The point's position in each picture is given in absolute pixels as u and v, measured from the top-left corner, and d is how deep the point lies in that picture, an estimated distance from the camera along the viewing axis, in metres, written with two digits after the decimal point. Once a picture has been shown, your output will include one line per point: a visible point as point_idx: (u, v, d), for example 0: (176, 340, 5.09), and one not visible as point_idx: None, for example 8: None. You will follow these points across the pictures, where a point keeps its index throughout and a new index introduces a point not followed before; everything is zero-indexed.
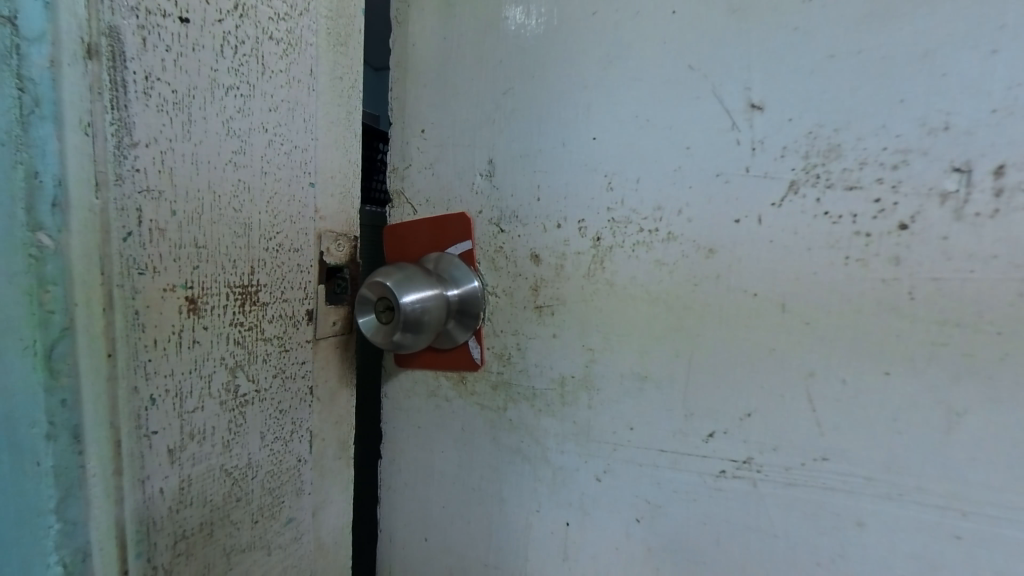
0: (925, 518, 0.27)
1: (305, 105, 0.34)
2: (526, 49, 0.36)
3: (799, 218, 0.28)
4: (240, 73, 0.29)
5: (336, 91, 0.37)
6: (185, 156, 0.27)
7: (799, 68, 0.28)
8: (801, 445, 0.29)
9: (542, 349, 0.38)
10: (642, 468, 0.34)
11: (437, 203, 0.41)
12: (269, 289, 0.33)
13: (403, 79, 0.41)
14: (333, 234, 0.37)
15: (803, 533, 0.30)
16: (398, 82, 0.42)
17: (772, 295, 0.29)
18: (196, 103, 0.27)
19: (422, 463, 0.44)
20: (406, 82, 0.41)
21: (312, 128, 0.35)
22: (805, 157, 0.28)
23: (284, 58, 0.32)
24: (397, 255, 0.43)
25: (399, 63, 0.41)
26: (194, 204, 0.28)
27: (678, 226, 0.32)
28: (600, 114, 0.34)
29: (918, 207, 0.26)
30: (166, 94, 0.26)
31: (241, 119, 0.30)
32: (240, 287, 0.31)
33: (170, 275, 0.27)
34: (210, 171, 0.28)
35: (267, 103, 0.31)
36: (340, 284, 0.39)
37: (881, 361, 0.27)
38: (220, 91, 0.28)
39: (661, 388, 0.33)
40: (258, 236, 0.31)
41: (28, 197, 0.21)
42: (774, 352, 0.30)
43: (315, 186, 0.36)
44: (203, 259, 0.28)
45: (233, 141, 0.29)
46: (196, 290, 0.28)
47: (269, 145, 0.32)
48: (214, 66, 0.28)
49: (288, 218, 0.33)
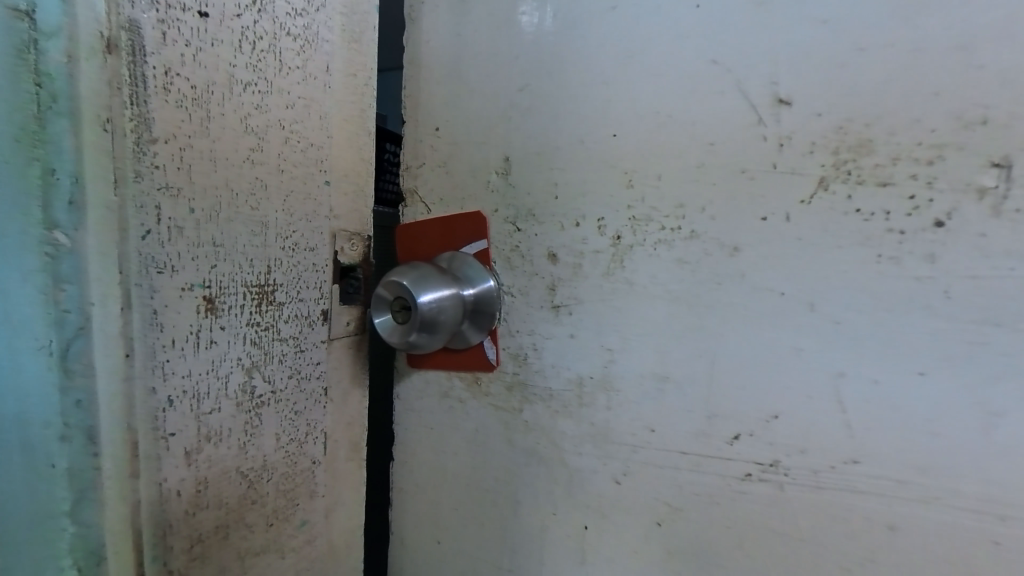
0: (959, 522, 0.26)
1: (321, 102, 0.34)
2: (543, 45, 0.36)
3: (827, 215, 0.28)
4: (257, 69, 0.29)
5: (351, 88, 0.36)
6: (203, 153, 0.27)
7: (828, 61, 0.27)
8: (831, 447, 0.29)
9: (558, 349, 0.37)
10: (664, 471, 0.34)
11: (451, 202, 0.41)
12: (285, 289, 0.32)
13: (416, 76, 0.41)
14: (347, 233, 0.37)
15: (830, 537, 0.29)
16: (411, 80, 0.41)
17: (799, 294, 0.29)
18: (215, 99, 0.27)
19: (434, 464, 0.44)
20: (420, 79, 0.41)
21: (327, 125, 0.34)
22: (834, 153, 0.27)
23: (300, 54, 0.32)
24: (407, 255, 0.42)
25: (412, 61, 0.41)
26: (212, 202, 0.27)
27: (700, 224, 0.31)
28: (620, 110, 0.33)
29: (954, 203, 0.25)
30: (185, 90, 0.25)
31: (257, 116, 0.29)
32: (256, 286, 0.30)
33: (186, 273, 0.26)
34: (228, 169, 0.28)
35: (283, 100, 0.31)
36: (352, 284, 0.38)
37: (914, 362, 0.26)
38: (237, 87, 0.28)
39: (683, 389, 0.32)
40: (274, 234, 0.31)
41: (44, 195, 0.21)
42: (801, 353, 0.29)
43: (330, 184, 0.35)
44: (220, 258, 0.28)
45: (250, 138, 0.29)
46: (213, 290, 0.28)
47: (286, 143, 0.31)
48: (233, 62, 0.28)
49: (303, 217, 0.33)
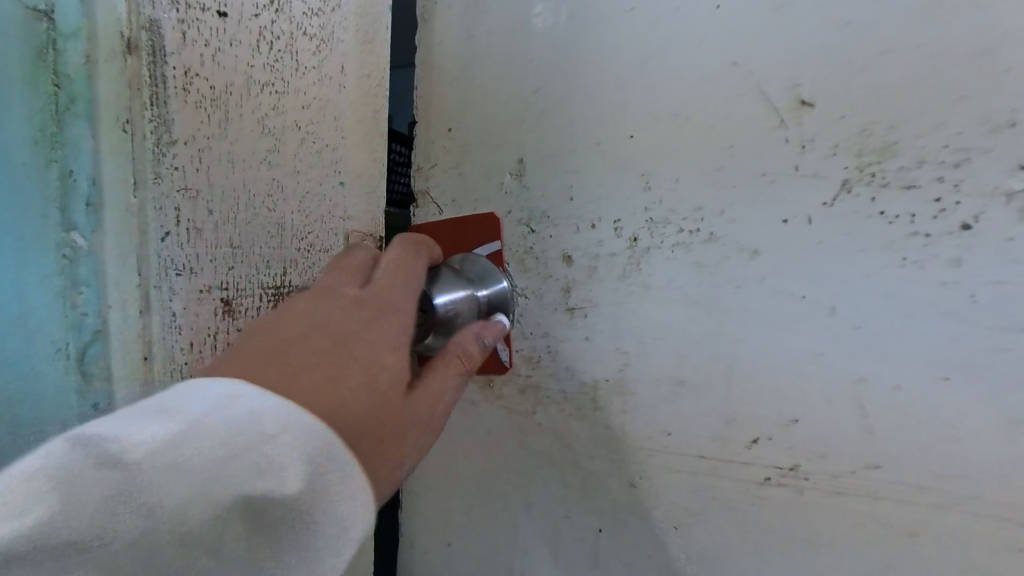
0: (984, 528, 0.26)
1: (337, 102, 0.32)
2: (559, 46, 0.35)
3: (850, 219, 0.28)
4: (275, 69, 0.28)
5: (366, 87, 0.34)
6: (222, 155, 0.26)
7: (852, 63, 0.27)
8: (852, 453, 0.28)
9: (573, 352, 0.37)
10: (680, 474, 0.33)
11: (464, 203, 0.40)
12: (299, 293, 0.31)
13: (429, 77, 0.41)
14: (361, 235, 0.35)
15: (850, 543, 0.29)
16: (424, 81, 0.41)
17: (820, 298, 0.29)
18: (233, 100, 0.26)
19: (445, 467, 0.43)
20: (433, 80, 0.40)
21: (343, 126, 0.33)
22: (857, 156, 0.27)
23: (316, 54, 0.31)
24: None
25: (425, 61, 0.41)
26: (230, 204, 0.26)
27: (719, 227, 0.31)
28: (637, 112, 0.33)
29: (981, 207, 0.25)
30: (204, 90, 0.25)
31: (274, 117, 0.29)
32: (273, 288, 0.29)
33: (203, 277, 0.26)
34: (245, 170, 0.27)
35: (299, 100, 0.30)
36: None
37: (938, 367, 0.26)
38: (255, 87, 0.27)
39: (700, 392, 0.32)
40: (291, 236, 0.30)
41: (63, 195, 0.23)
42: (820, 357, 0.29)
43: (345, 185, 0.33)
44: (238, 261, 0.27)
45: (267, 139, 0.28)
46: (231, 293, 0.27)
47: (302, 143, 0.30)
48: (250, 61, 0.27)
49: (320, 219, 0.32)
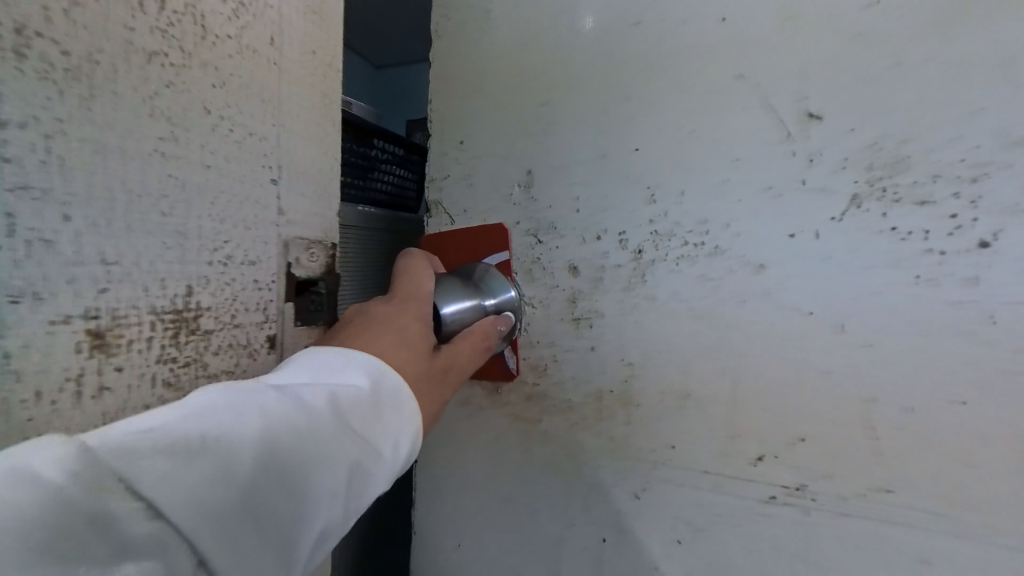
0: (1002, 560, 0.25)
1: (271, 83, 0.25)
2: (568, 60, 0.36)
3: (861, 234, 0.27)
4: (173, 33, 0.20)
5: (316, 71, 0.28)
6: (87, 138, 0.17)
7: (862, 76, 0.27)
8: (861, 475, 0.28)
9: (578, 361, 0.37)
10: (684, 488, 0.33)
11: (474, 213, 0.41)
12: (215, 314, 0.23)
13: (441, 91, 0.42)
14: (303, 241, 0.28)
15: (859, 569, 0.28)
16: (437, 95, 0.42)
17: (828, 315, 0.28)
18: (105, 65, 0.18)
19: (453, 469, 0.44)
20: (446, 94, 0.42)
21: (278, 111, 0.26)
22: (867, 170, 0.27)
23: (235, 22, 0.23)
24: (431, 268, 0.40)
25: (438, 76, 0.42)
26: (99, 207, 0.18)
27: (725, 241, 0.31)
28: (643, 125, 0.33)
29: (999, 223, 0.24)
30: (50, 51, 0.16)
31: (175, 94, 0.20)
32: (171, 313, 0.21)
33: (64, 298, 0.17)
34: (118, 157, 0.18)
35: (214, 76, 0.22)
36: (313, 300, 0.29)
37: (952, 389, 0.25)
38: (144, 48, 0.19)
39: (704, 406, 0.32)
40: (197, 249, 0.22)
41: None
42: (829, 376, 0.28)
43: (280, 182, 0.26)
44: (114, 286, 0.19)
45: (162, 121, 0.20)
46: (107, 322, 0.19)
47: (216, 130, 0.22)
48: (130, 17, 0.18)
49: (239, 225, 0.24)
